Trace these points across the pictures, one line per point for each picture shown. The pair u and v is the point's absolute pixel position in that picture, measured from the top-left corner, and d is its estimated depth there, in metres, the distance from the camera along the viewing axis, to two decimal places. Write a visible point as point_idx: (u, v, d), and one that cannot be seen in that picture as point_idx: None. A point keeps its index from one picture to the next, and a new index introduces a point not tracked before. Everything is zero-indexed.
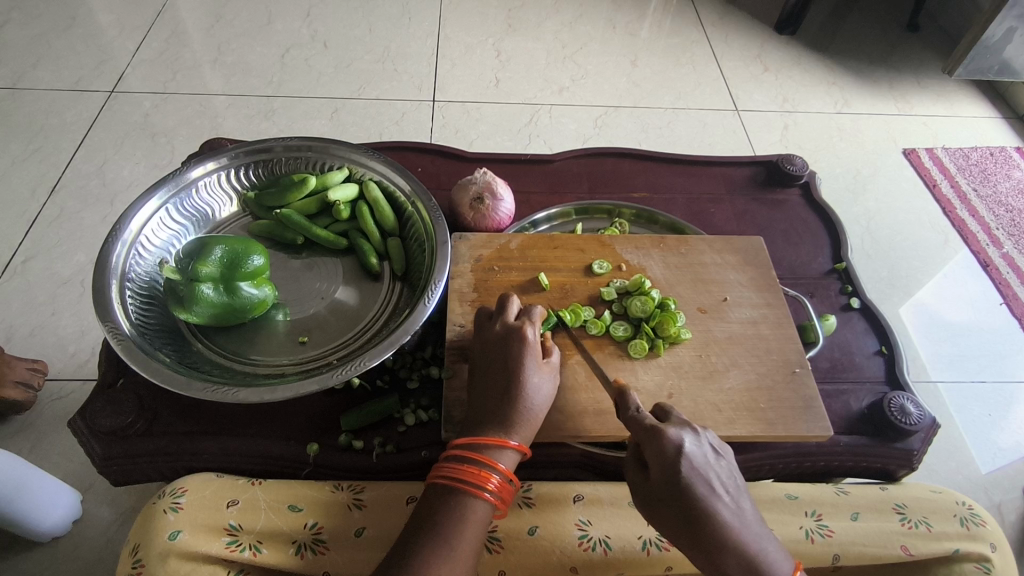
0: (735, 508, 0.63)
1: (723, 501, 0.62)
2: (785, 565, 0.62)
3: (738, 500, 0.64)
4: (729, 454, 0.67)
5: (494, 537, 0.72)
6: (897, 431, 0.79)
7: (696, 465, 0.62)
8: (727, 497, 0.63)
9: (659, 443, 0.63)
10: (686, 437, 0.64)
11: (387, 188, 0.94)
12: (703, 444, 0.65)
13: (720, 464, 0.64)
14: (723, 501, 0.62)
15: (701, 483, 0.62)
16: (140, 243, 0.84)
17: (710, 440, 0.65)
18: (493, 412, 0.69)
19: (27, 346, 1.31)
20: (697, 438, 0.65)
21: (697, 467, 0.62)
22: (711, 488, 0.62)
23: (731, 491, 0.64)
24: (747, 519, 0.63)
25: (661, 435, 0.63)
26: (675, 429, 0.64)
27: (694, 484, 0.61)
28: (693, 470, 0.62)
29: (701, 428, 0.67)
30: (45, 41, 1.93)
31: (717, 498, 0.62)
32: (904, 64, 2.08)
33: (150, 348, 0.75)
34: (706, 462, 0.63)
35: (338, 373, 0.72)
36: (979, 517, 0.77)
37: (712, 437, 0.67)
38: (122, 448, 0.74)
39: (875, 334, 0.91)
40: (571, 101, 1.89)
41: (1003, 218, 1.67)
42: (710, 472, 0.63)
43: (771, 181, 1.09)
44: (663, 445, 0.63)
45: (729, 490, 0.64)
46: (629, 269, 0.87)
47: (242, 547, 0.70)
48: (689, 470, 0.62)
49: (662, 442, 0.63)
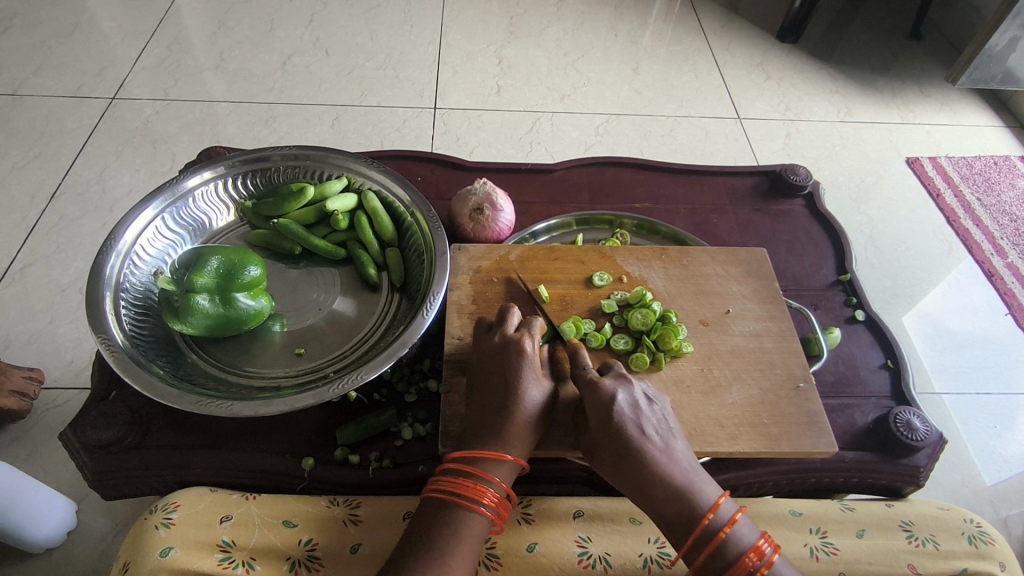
0: (664, 447, 0.66)
1: (650, 440, 0.66)
2: (714, 498, 0.64)
3: (669, 441, 0.67)
4: (666, 404, 0.70)
5: (493, 553, 0.71)
6: (904, 447, 0.78)
7: (622, 409, 0.67)
8: (656, 437, 0.67)
9: (591, 390, 0.69)
10: (617, 385, 0.69)
11: (386, 197, 0.93)
12: (636, 392, 0.69)
13: (652, 409, 0.68)
14: (650, 440, 0.66)
15: (629, 424, 0.66)
16: (135, 254, 0.83)
17: (644, 390, 0.70)
18: (491, 427, 0.68)
19: (24, 354, 1.30)
20: (630, 387, 0.69)
21: (624, 410, 0.67)
22: (639, 429, 0.66)
23: (662, 433, 0.67)
24: (677, 456, 0.66)
25: (594, 384, 0.69)
26: (609, 380, 0.69)
27: (620, 425, 0.66)
28: (621, 413, 0.67)
29: (640, 381, 0.71)
30: (47, 48, 1.93)
31: (644, 437, 0.66)
32: (907, 72, 2.07)
33: (144, 360, 0.73)
34: (636, 405, 0.68)
35: (335, 387, 0.70)
36: (988, 535, 0.75)
37: (651, 388, 0.71)
38: (113, 462, 0.73)
39: (880, 346, 0.89)
40: (572, 109, 1.89)
41: (1008, 227, 1.65)
42: (639, 415, 0.67)
43: (775, 191, 1.08)
44: (596, 392, 0.68)
45: (660, 432, 0.67)
46: (629, 281, 0.86)
47: (234, 564, 0.68)
48: (617, 413, 0.67)
49: (594, 389, 0.68)
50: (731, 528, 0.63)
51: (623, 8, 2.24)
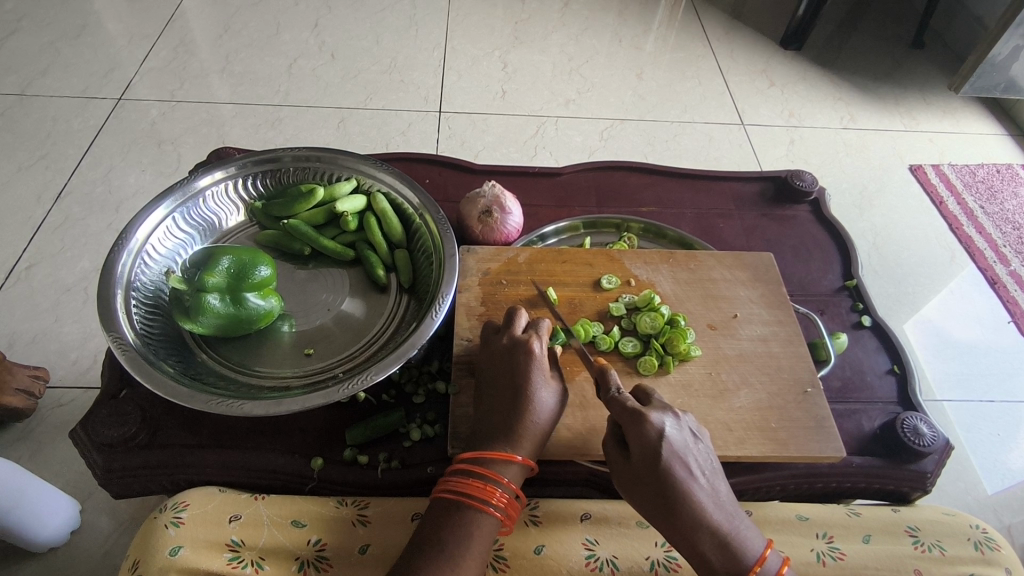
0: (711, 490, 0.65)
1: (698, 482, 0.65)
2: (756, 544, 0.64)
3: (714, 483, 0.66)
4: (707, 438, 0.69)
5: (501, 555, 0.71)
6: (911, 453, 0.78)
7: (674, 448, 0.64)
8: (702, 479, 0.65)
9: (641, 426, 0.65)
10: (666, 421, 0.66)
11: (395, 199, 0.93)
12: (683, 429, 0.66)
13: (698, 448, 0.66)
14: (698, 483, 0.64)
15: (679, 466, 0.64)
16: (146, 252, 0.84)
17: (689, 424, 0.67)
18: (500, 428, 0.68)
19: (28, 353, 1.31)
20: (677, 423, 0.67)
21: (675, 450, 0.64)
22: (688, 470, 0.65)
23: (708, 474, 0.66)
24: (722, 500, 0.65)
25: (644, 418, 0.65)
26: (656, 414, 0.66)
27: (672, 468, 0.64)
28: (672, 453, 0.64)
29: (683, 414, 0.69)
30: (55, 49, 1.94)
31: (693, 479, 0.64)
32: (909, 80, 2.08)
33: (154, 358, 0.74)
34: (685, 444, 0.65)
35: (344, 388, 0.71)
36: (994, 541, 0.76)
37: (692, 420, 0.69)
38: (123, 460, 0.73)
39: (887, 352, 0.90)
40: (577, 114, 1.89)
41: (1010, 235, 1.66)
42: (688, 455, 0.65)
43: (780, 196, 1.08)
44: (644, 429, 0.65)
45: (706, 473, 0.66)
46: (637, 284, 0.86)
47: (244, 564, 0.68)
48: (669, 455, 0.64)
49: (644, 426, 0.65)
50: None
51: (626, 14, 2.26)
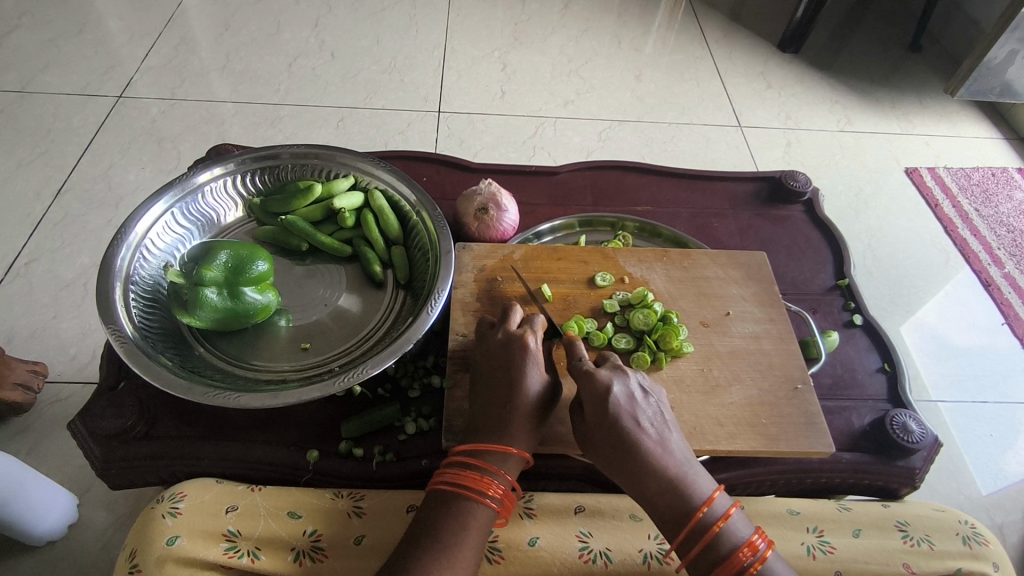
0: (659, 439, 0.67)
1: (645, 432, 0.66)
2: (707, 491, 0.65)
3: (664, 434, 0.67)
4: (661, 395, 0.71)
5: (495, 547, 0.72)
6: (900, 449, 0.79)
7: (618, 400, 0.67)
8: (650, 429, 0.67)
9: (590, 380, 0.68)
10: (614, 376, 0.69)
11: (392, 196, 0.94)
12: (631, 384, 0.69)
13: (647, 402, 0.69)
14: (645, 432, 0.66)
15: (624, 415, 0.66)
16: (144, 247, 0.85)
17: (639, 382, 0.70)
18: (494, 421, 0.69)
19: (27, 347, 1.31)
20: (625, 379, 0.69)
21: (620, 401, 0.67)
22: (634, 419, 0.67)
23: (657, 425, 0.68)
24: (672, 449, 0.66)
25: (592, 374, 0.69)
26: (605, 371, 0.69)
27: (616, 416, 0.66)
28: (617, 403, 0.67)
29: (637, 375, 0.72)
30: (56, 47, 1.95)
31: (639, 428, 0.66)
32: (906, 83, 2.09)
33: (152, 351, 0.75)
34: (632, 398, 0.68)
35: (340, 381, 0.71)
36: (982, 536, 0.76)
37: (645, 381, 0.72)
38: (120, 452, 0.74)
39: (878, 350, 0.91)
40: (576, 115, 1.90)
41: (1005, 238, 1.67)
42: (635, 407, 0.67)
43: (775, 196, 1.09)
44: (591, 382, 0.68)
45: (655, 424, 0.67)
46: (632, 281, 0.87)
47: (240, 554, 0.69)
48: (614, 404, 0.67)
49: (591, 380, 0.68)
50: (724, 523, 0.63)
51: (626, 16, 2.27)
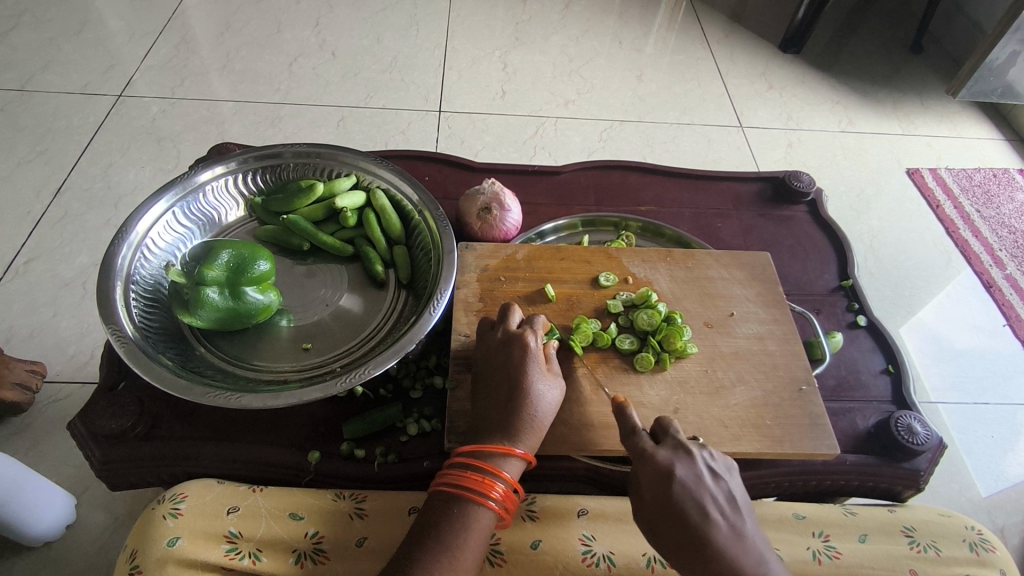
0: (732, 532, 0.64)
1: (716, 524, 0.63)
2: None
3: (735, 524, 0.64)
4: (730, 474, 0.67)
5: (497, 550, 0.71)
6: (905, 451, 0.79)
7: (686, 487, 0.64)
8: (721, 520, 0.64)
9: (648, 469, 0.65)
10: (677, 460, 0.66)
11: (394, 196, 0.94)
12: (699, 466, 0.66)
13: (716, 486, 0.65)
14: (716, 525, 0.63)
15: (693, 508, 0.63)
16: (145, 246, 0.84)
17: (707, 462, 0.67)
18: (497, 422, 0.68)
19: (26, 347, 1.31)
20: (691, 461, 0.66)
21: (688, 489, 0.64)
22: (702, 510, 0.64)
23: (728, 515, 0.64)
24: (747, 543, 0.63)
25: (652, 459, 0.66)
26: (669, 454, 0.66)
27: (684, 509, 0.63)
28: (685, 495, 0.64)
29: (705, 452, 0.68)
30: (55, 45, 1.94)
31: (709, 521, 0.63)
32: (907, 84, 2.09)
33: (153, 351, 0.74)
34: (700, 484, 0.65)
35: (342, 381, 0.71)
36: (988, 542, 0.76)
37: (712, 457, 0.68)
38: (121, 453, 0.74)
39: (881, 352, 0.90)
40: (577, 115, 1.90)
41: (1006, 239, 1.67)
42: (703, 496, 0.64)
43: (779, 197, 1.09)
44: (654, 469, 0.65)
45: (726, 513, 0.64)
46: (635, 282, 0.86)
47: (241, 555, 0.69)
48: (681, 495, 0.64)
49: (654, 467, 0.65)
50: None
51: (627, 16, 2.26)
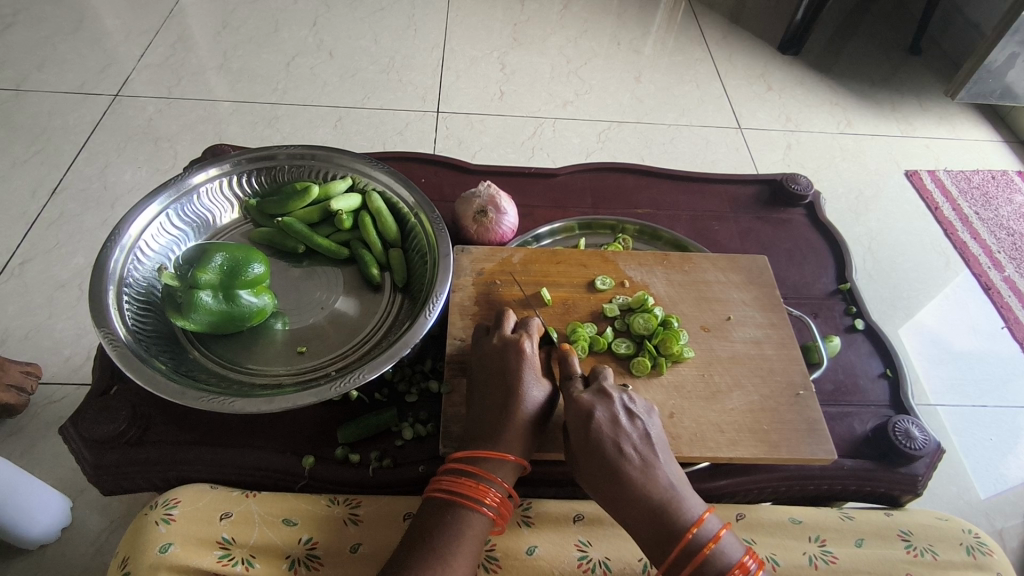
0: (643, 466, 0.65)
1: (628, 458, 0.65)
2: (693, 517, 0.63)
3: (650, 460, 0.66)
4: (652, 418, 0.69)
5: (492, 556, 0.71)
6: (903, 456, 0.78)
7: (599, 424, 0.66)
8: (634, 455, 0.66)
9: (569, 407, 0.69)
10: (595, 398, 0.69)
11: (389, 198, 0.93)
12: (617, 407, 0.68)
13: (633, 426, 0.67)
14: (627, 459, 0.65)
15: (605, 443, 0.66)
16: (139, 249, 0.84)
17: (627, 404, 0.69)
18: (491, 428, 0.68)
19: (21, 348, 1.30)
20: (610, 403, 0.68)
21: (601, 426, 0.66)
22: (615, 445, 0.66)
23: (643, 451, 0.66)
24: (658, 475, 0.65)
25: (575, 400, 0.69)
26: (588, 396, 0.69)
27: (597, 444, 0.66)
28: (597, 431, 0.66)
29: (629, 396, 0.70)
30: (51, 44, 1.93)
31: (621, 454, 0.65)
32: (905, 85, 2.09)
33: (146, 355, 0.73)
34: (616, 422, 0.67)
35: (336, 386, 0.70)
36: (986, 546, 0.76)
37: (637, 402, 0.70)
38: (113, 458, 0.73)
39: (880, 356, 0.90)
40: (575, 116, 1.90)
41: (1004, 241, 1.66)
42: (617, 433, 0.66)
43: (776, 200, 1.09)
44: (572, 408, 0.68)
45: (640, 449, 0.66)
46: (632, 285, 0.86)
47: (234, 562, 0.68)
48: (594, 431, 0.66)
49: (572, 406, 0.68)
50: (714, 544, 0.62)
51: (626, 17, 2.26)
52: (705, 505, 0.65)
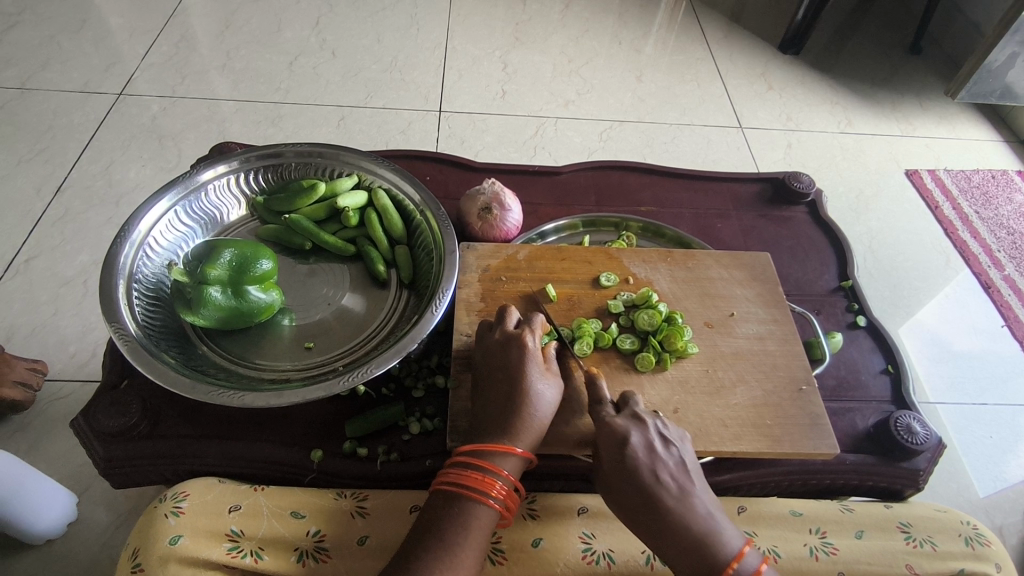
0: (679, 495, 0.66)
1: (665, 487, 0.66)
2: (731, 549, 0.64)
3: (686, 489, 0.67)
4: (686, 445, 0.70)
5: (498, 548, 0.72)
6: (904, 450, 0.79)
7: (637, 452, 0.67)
8: (670, 484, 0.66)
9: (606, 435, 0.69)
10: (632, 426, 0.69)
11: (396, 196, 0.94)
12: (652, 435, 0.69)
13: (668, 454, 0.68)
14: (664, 488, 0.66)
15: (642, 472, 0.66)
16: (148, 244, 0.84)
17: (662, 431, 0.69)
18: (497, 422, 0.69)
19: (27, 345, 1.31)
20: (645, 430, 0.69)
21: (638, 454, 0.67)
22: (652, 474, 0.66)
23: (679, 479, 0.67)
24: (694, 505, 0.66)
25: (609, 426, 0.69)
26: (624, 423, 0.69)
27: (634, 472, 0.66)
28: (635, 460, 0.67)
29: (662, 422, 0.71)
30: (55, 43, 1.94)
31: (658, 483, 0.66)
32: (906, 85, 2.09)
33: (156, 349, 0.74)
34: (652, 450, 0.68)
35: (344, 380, 0.71)
36: (984, 537, 0.77)
37: (670, 429, 0.71)
38: (123, 451, 0.74)
39: (881, 352, 0.91)
40: (577, 115, 1.90)
41: (1004, 240, 1.67)
42: (654, 461, 0.67)
43: (778, 198, 1.09)
44: (607, 435, 0.69)
45: (676, 478, 0.67)
46: (636, 282, 0.87)
47: (243, 554, 0.69)
48: (631, 460, 0.67)
49: (607, 433, 0.69)
50: None
51: (627, 17, 2.27)
52: (741, 535, 0.66)
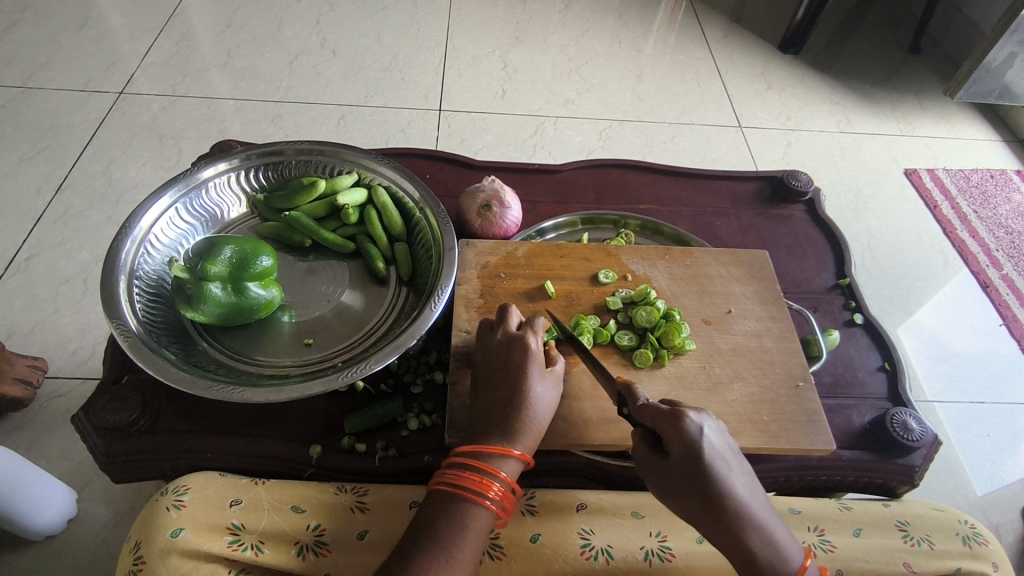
0: (750, 488, 0.63)
1: (739, 480, 0.62)
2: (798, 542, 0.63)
3: (751, 482, 0.64)
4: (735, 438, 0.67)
5: (497, 544, 0.72)
6: (901, 447, 0.80)
7: (713, 444, 0.62)
8: (742, 477, 0.63)
9: (678, 427, 0.63)
10: (698, 417, 0.64)
11: (395, 193, 0.94)
12: (716, 427, 0.65)
13: (732, 446, 0.65)
14: (739, 480, 0.62)
15: (720, 464, 0.62)
16: (149, 241, 0.85)
17: (719, 424, 0.66)
18: (495, 421, 0.69)
19: (27, 342, 1.31)
20: (710, 422, 0.65)
21: (714, 446, 0.63)
22: (728, 466, 0.62)
23: (745, 473, 0.64)
24: (761, 497, 0.63)
25: (682, 419, 0.63)
26: (693, 413, 0.64)
27: (714, 466, 0.61)
28: (713, 452, 0.62)
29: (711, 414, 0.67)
30: (56, 42, 1.95)
31: (734, 476, 0.62)
32: (905, 85, 2.10)
33: (156, 345, 0.75)
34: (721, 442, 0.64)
35: (343, 376, 0.72)
36: (982, 536, 0.77)
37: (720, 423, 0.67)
38: (124, 446, 0.74)
39: (878, 349, 0.91)
40: (577, 114, 1.91)
41: (1003, 240, 1.68)
42: (727, 453, 0.63)
43: (776, 196, 1.10)
44: (680, 428, 0.63)
45: (743, 471, 0.64)
46: (634, 279, 0.87)
47: (244, 547, 0.69)
48: (710, 452, 0.62)
49: (681, 424, 0.63)
50: None
51: (627, 16, 2.27)
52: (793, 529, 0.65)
